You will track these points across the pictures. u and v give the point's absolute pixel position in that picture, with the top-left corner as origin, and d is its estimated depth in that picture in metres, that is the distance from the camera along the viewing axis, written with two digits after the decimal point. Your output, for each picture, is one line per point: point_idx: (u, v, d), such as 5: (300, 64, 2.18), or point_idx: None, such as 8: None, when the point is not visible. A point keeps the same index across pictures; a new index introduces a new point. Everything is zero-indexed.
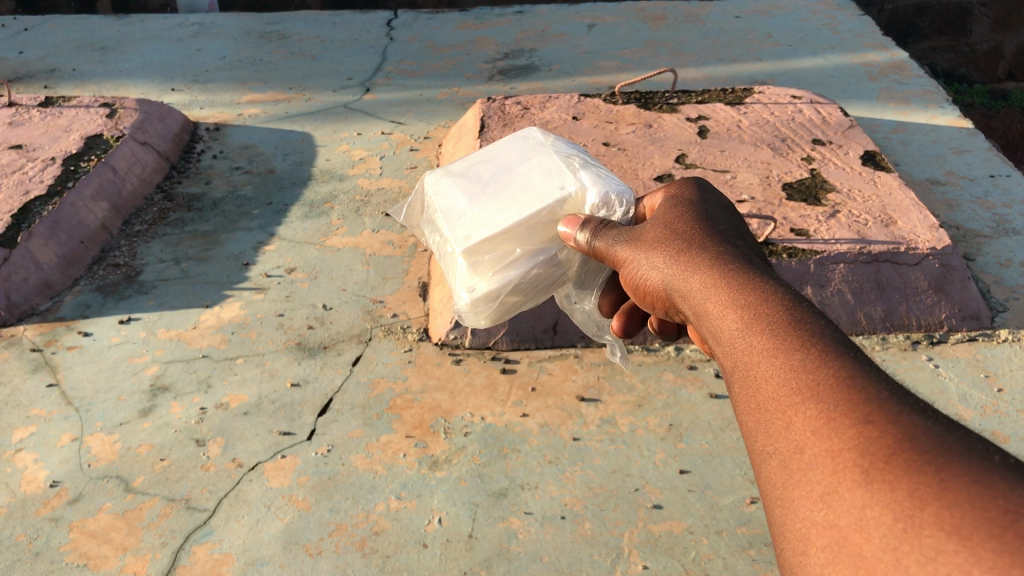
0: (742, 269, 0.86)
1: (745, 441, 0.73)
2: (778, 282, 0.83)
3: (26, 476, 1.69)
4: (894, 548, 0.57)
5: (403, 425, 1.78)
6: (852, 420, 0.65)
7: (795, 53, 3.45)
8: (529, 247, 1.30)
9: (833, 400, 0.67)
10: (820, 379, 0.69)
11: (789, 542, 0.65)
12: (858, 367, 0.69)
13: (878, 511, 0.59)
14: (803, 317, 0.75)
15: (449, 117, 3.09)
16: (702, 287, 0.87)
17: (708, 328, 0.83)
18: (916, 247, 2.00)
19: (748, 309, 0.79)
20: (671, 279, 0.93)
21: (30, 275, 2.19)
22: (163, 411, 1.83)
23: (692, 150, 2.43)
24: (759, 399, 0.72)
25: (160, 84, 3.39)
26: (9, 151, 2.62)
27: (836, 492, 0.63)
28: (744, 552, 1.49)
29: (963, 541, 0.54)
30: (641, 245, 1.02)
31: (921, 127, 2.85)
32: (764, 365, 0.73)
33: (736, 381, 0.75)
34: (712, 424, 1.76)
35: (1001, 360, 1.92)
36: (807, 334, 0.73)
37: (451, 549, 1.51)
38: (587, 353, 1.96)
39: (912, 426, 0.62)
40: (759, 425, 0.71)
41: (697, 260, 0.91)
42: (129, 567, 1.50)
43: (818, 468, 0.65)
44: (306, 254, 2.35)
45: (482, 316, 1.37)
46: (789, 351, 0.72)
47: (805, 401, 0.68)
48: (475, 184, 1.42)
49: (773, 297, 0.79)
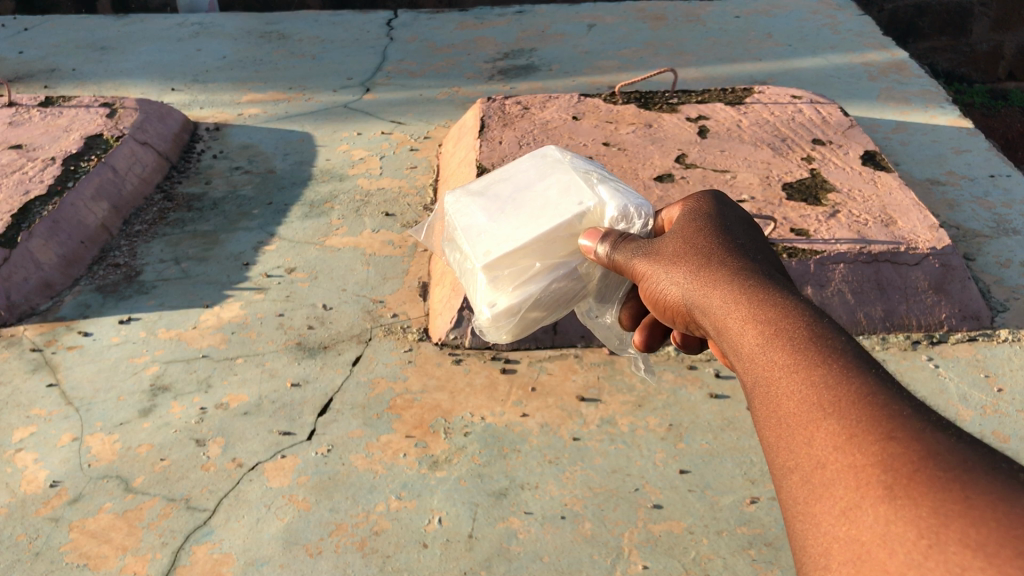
0: (762, 283, 0.85)
1: (766, 456, 0.73)
2: (798, 297, 0.82)
3: (26, 476, 1.69)
4: (919, 565, 0.57)
5: (403, 425, 1.78)
6: (875, 437, 0.64)
7: (795, 53, 3.44)
8: (549, 262, 1.31)
9: (855, 416, 0.66)
10: (843, 397, 0.68)
11: (811, 557, 0.65)
12: (881, 383, 0.68)
13: (903, 528, 0.59)
14: (824, 331, 0.75)
15: (449, 117, 3.09)
16: (722, 302, 0.86)
17: (729, 342, 0.82)
18: (916, 247, 2.00)
19: (769, 324, 0.78)
20: (690, 294, 0.93)
21: (30, 275, 2.18)
22: (164, 411, 1.83)
23: (692, 150, 2.43)
24: (780, 414, 0.72)
25: (160, 83, 3.39)
26: (9, 151, 2.62)
27: (859, 507, 0.63)
28: (744, 552, 1.49)
29: (988, 558, 0.54)
30: (660, 259, 1.02)
31: (921, 127, 2.85)
32: (782, 378, 0.73)
33: (757, 398, 0.75)
34: (712, 424, 1.76)
35: (1002, 360, 1.92)
36: (825, 348, 0.73)
37: (451, 548, 1.51)
38: (587, 353, 1.96)
39: (935, 442, 0.62)
40: (780, 440, 0.71)
41: (717, 273, 0.91)
42: (129, 567, 1.50)
43: (840, 483, 0.65)
44: (306, 254, 2.35)
45: (503, 331, 1.37)
46: (809, 367, 0.72)
47: (826, 417, 0.68)
48: (495, 202, 1.42)
49: (794, 312, 0.78)
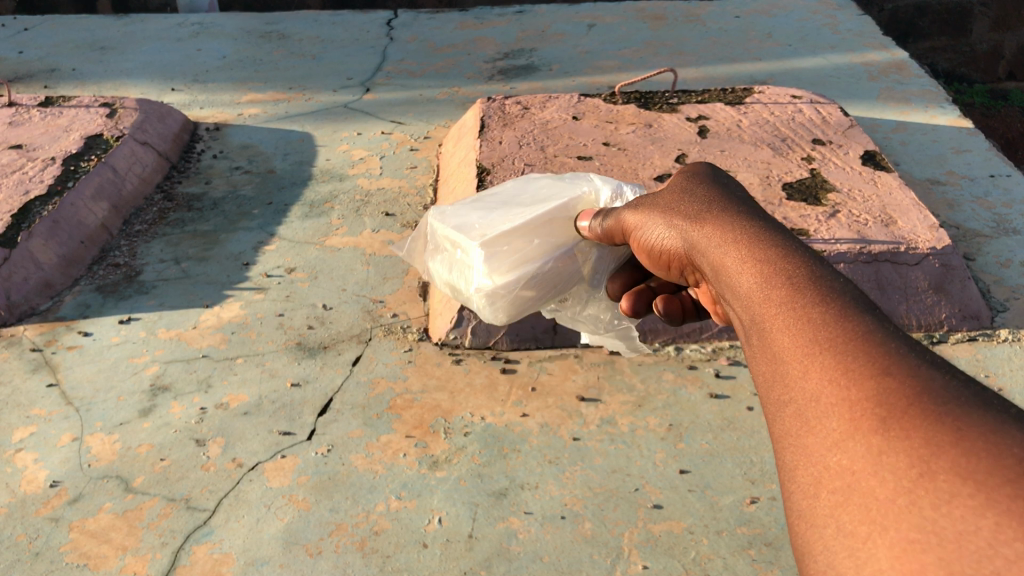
0: (760, 227, 0.85)
1: (757, 389, 0.72)
2: (795, 240, 0.82)
3: (26, 476, 1.69)
4: (908, 492, 0.56)
5: (403, 425, 1.78)
6: (870, 372, 0.64)
7: (795, 52, 3.44)
8: (548, 240, 1.32)
9: (851, 349, 0.66)
10: (839, 331, 0.68)
11: (796, 485, 0.64)
12: (877, 323, 0.68)
13: (894, 458, 0.58)
14: (822, 272, 0.75)
15: (449, 117, 3.09)
16: (719, 244, 0.86)
17: (725, 282, 0.81)
18: (916, 247, 2.00)
19: (767, 264, 0.78)
20: (689, 239, 0.92)
21: (30, 275, 2.18)
22: (163, 411, 1.83)
23: (692, 150, 2.43)
24: (775, 348, 0.71)
25: (160, 83, 3.39)
26: (9, 151, 2.62)
27: (850, 439, 0.62)
28: (744, 553, 1.49)
29: (979, 487, 0.53)
30: (659, 210, 1.02)
31: (921, 127, 2.85)
32: (778, 311, 0.73)
33: (753, 334, 0.74)
34: (712, 424, 1.76)
35: (1002, 360, 1.92)
36: (822, 284, 0.73)
37: (451, 549, 1.51)
38: (587, 353, 1.95)
39: (931, 378, 0.61)
40: (773, 374, 0.70)
41: (715, 219, 0.90)
42: (129, 568, 1.50)
43: (832, 414, 0.64)
44: (306, 255, 2.35)
45: (497, 310, 1.36)
46: (809, 304, 0.71)
47: (819, 352, 0.68)
48: (486, 201, 1.44)
49: (793, 253, 0.78)
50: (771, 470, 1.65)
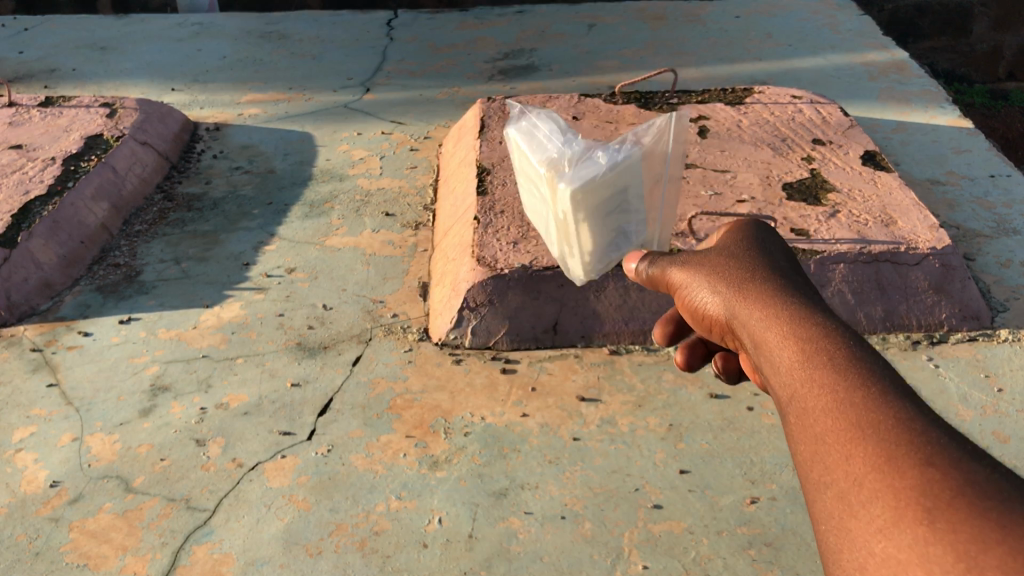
0: (798, 307, 0.85)
1: (798, 473, 0.72)
2: (835, 321, 0.82)
3: (26, 476, 1.69)
4: None
5: (403, 425, 1.78)
6: (913, 464, 0.64)
7: (795, 53, 3.44)
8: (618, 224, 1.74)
9: (891, 442, 0.67)
10: (880, 422, 0.68)
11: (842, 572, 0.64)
12: (919, 413, 0.68)
13: (941, 551, 0.58)
14: (862, 361, 0.75)
15: (449, 117, 3.09)
16: (762, 319, 0.86)
17: (768, 357, 0.81)
18: (916, 247, 2.00)
19: (811, 346, 0.78)
20: (732, 307, 0.92)
21: (30, 275, 2.18)
22: (163, 411, 1.83)
23: (692, 150, 2.44)
24: (817, 431, 0.71)
25: (160, 83, 3.39)
26: (9, 151, 2.61)
27: (896, 527, 0.62)
28: (744, 552, 1.49)
29: None
30: (699, 273, 1.01)
31: (921, 127, 2.85)
32: (822, 397, 0.73)
33: (794, 417, 0.74)
34: (712, 424, 1.76)
35: (1002, 360, 1.92)
36: (863, 373, 0.73)
37: (451, 549, 1.51)
38: (587, 353, 1.95)
39: (971, 473, 0.62)
40: (816, 457, 0.70)
41: (756, 294, 0.90)
42: (129, 567, 1.50)
43: (875, 505, 0.64)
44: (306, 255, 2.35)
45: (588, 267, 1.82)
46: (852, 391, 0.71)
47: (865, 442, 0.68)
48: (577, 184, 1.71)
49: (835, 339, 0.78)
50: (771, 470, 1.65)
